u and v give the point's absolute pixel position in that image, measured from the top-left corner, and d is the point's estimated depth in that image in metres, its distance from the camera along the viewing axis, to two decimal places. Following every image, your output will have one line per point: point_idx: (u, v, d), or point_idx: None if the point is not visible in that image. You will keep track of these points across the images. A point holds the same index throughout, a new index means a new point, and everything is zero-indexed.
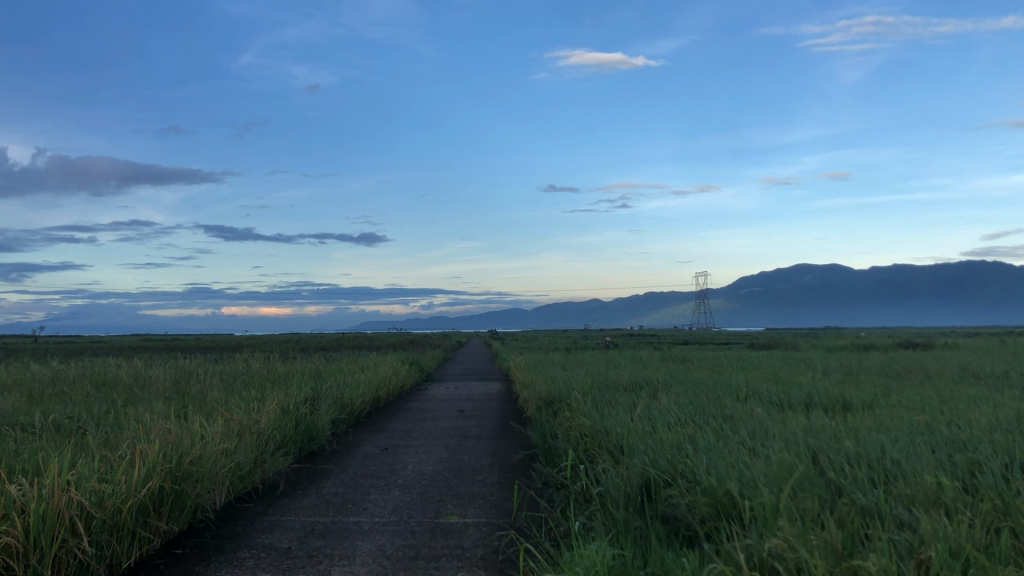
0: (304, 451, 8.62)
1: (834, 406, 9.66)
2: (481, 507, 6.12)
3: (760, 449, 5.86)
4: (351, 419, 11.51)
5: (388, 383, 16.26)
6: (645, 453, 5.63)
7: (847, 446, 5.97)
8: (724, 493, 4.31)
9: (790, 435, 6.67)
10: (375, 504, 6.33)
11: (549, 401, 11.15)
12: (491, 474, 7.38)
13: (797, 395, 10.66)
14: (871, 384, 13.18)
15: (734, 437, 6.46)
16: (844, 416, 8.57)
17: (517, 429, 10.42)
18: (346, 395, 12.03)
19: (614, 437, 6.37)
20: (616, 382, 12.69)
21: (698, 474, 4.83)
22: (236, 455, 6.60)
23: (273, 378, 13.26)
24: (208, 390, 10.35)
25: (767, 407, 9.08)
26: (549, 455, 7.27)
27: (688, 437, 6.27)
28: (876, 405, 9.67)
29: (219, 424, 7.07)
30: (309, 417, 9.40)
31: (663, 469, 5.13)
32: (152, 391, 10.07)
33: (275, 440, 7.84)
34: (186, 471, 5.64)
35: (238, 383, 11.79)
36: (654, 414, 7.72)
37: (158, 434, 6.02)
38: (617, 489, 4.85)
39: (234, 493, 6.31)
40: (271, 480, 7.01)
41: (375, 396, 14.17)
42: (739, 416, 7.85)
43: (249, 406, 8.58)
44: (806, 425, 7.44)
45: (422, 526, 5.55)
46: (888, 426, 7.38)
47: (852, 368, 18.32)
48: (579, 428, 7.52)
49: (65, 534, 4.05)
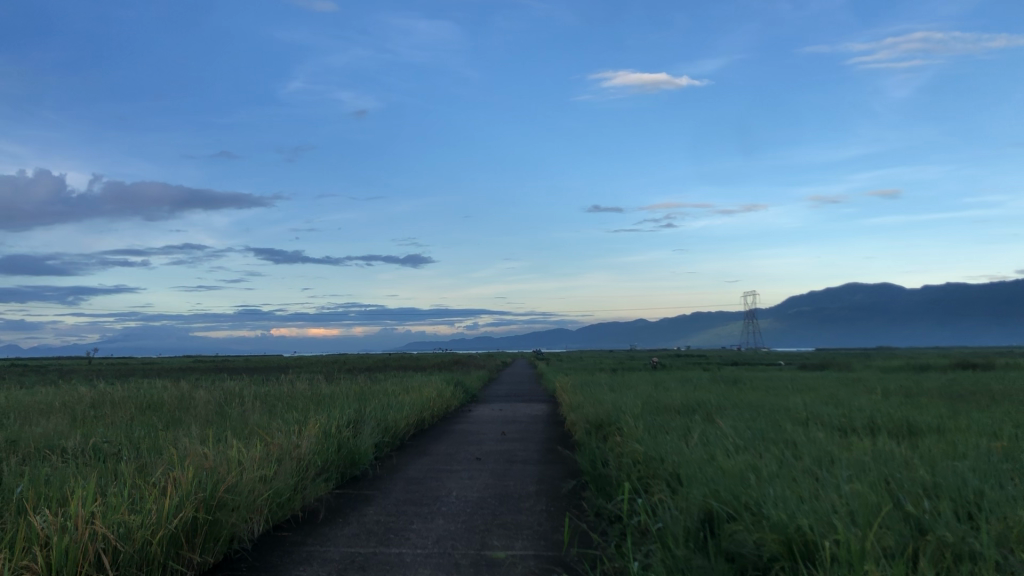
0: (347, 476, 8.39)
1: (899, 430, 9.21)
2: (529, 538, 5.81)
3: (829, 478, 5.47)
4: (394, 441, 11.26)
5: (433, 405, 16.03)
6: (704, 483, 5.29)
7: (923, 475, 5.55)
8: (796, 530, 3.97)
9: (858, 463, 6.26)
10: (418, 533, 6.05)
11: (597, 425, 10.81)
12: (539, 503, 7.07)
13: (859, 419, 10.16)
14: (937, 407, 12.58)
15: (800, 465, 6.07)
16: (912, 441, 8.11)
17: (565, 453, 10.09)
18: (389, 417, 11.79)
19: (670, 465, 6.04)
20: (667, 405, 12.27)
21: (765, 508, 4.47)
22: (274, 482, 6.37)
23: (317, 400, 13.09)
24: (250, 412, 10.17)
25: (829, 432, 8.63)
26: (601, 482, 6.94)
27: (749, 466, 5.90)
28: (945, 429, 9.19)
29: (257, 449, 6.88)
30: (351, 440, 9.16)
31: (726, 501, 4.80)
32: (195, 414, 9.92)
33: (316, 464, 7.62)
34: (221, 499, 5.42)
35: (281, 406, 11.61)
36: (711, 440, 7.35)
37: (194, 460, 5.82)
38: (676, 523, 4.52)
39: (272, 522, 6.07)
40: (311, 508, 6.76)
41: (419, 418, 13.93)
42: (801, 442, 7.44)
43: (290, 429, 8.36)
44: (873, 451, 7.01)
45: (466, 559, 5.26)
46: (962, 452, 6.92)
47: (910, 389, 17.69)
48: (631, 454, 7.18)
49: (88, 567, 3.83)
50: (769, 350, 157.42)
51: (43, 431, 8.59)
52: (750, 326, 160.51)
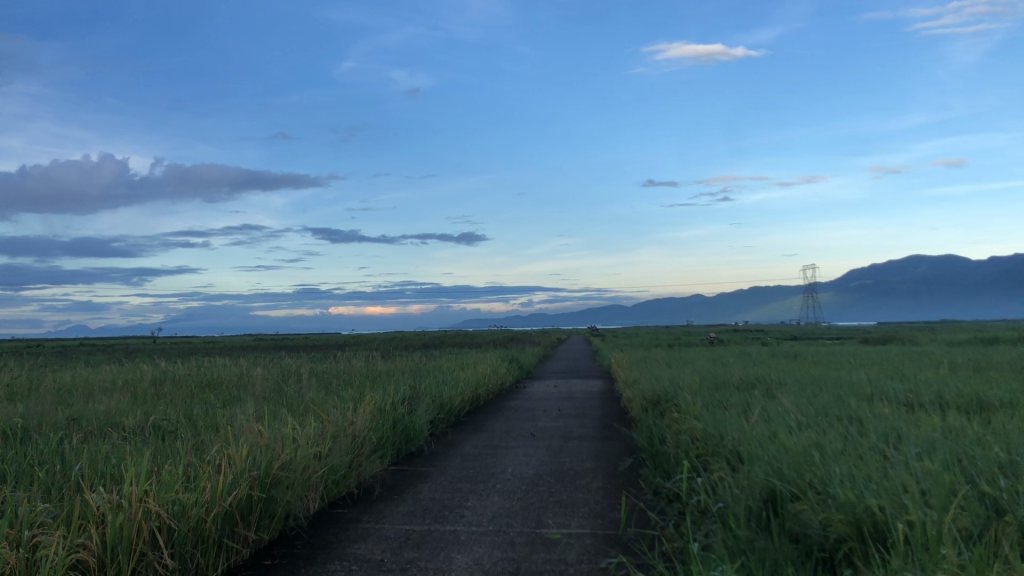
0: (402, 453, 8.37)
1: (970, 405, 8.88)
2: (586, 516, 5.71)
3: (898, 455, 5.26)
4: (449, 418, 11.24)
5: (488, 382, 15.99)
6: (766, 460, 5.13)
7: (998, 452, 5.31)
8: (865, 511, 3.81)
9: (930, 439, 6.02)
10: (473, 511, 5.99)
11: (654, 401, 10.64)
12: (596, 480, 6.97)
13: (926, 394, 9.84)
14: (1008, 381, 12.15)
15: (867, 442, 5.85)
16: (985, 416, 7.81)
17: (621, 431, 9.96)
18: (445, 394, 11.77)
19: (731, 442, 5.88)
20: (725, 381, 12.05)
21: (832, 487, 4.30)
22: (329, 458, 6.36)
23: (373, 377, 13.13)
24: (306, 389, 10.21)
25: (896, 407, 8.36)
26: (659, 459, 6.80)
27: (813, 443, 5.70)
28: (1018, 404, 8.85)
29: (312, 426, 6.88)
30: (406, 417, 9.14)
31: (790, 480, 4.64)
32: (252, 391, 9.99)
33: (371, 441, 7.61)
34: (276, 477, 5.40)
35: (337, 383, 11.65)
36: (772, 417, 7.17)
37: (249, 438, 5.83)
38: (737, 502, 4.38)
39: (327, 498, 6.06)
40: (367, 484, 6.76)
41: (475, 394, 13.90)
42: (867, 418, 7.21)
43: (345, 406, 8.36)
44: (944, 426, 6.75)
45: (522, 537, 5.17)
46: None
47: (979, 363, 17.16)
48: (690, 431, 7.02)
49: (143, 546, 3.82)
50: (830, 324, 154.61)
51: (105, 409, 8.73)
52: (809, 300, 157.69)
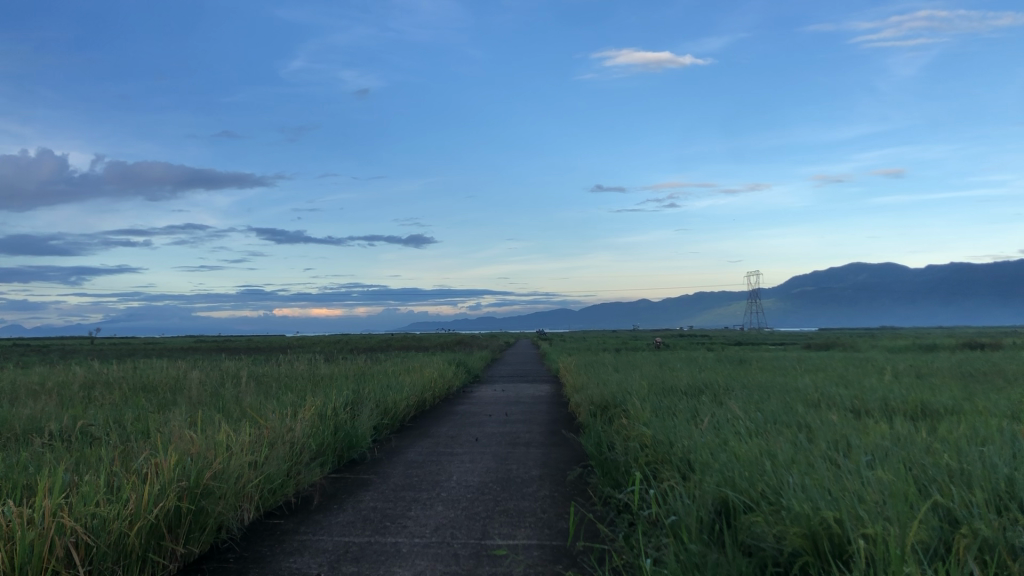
0: (344, 460, 8.11)
1: (915, 412, 8.93)
2: (533, 526, 5.54)
3: (850, 464, 5.19)
4: (394, 423, 10.99)
5: (434, 386, 15.75)
6: (718, 469, 5.02)
7: (948, 460, 5.28)
8: (821, 523, 3.72)
9: (879, 447, 5.98)
10: (416, 521, 5.77)
11: (602, 406, 10.53)
12: (543, 488, 6.81)
13: (871, 401, 9.86)
14: (950, 388, 12.25)
15: (818, 450, 5.77)
16: (930, 424, 7.84)
17: (569, 437, 9.82)
18: (389, 399, 11.51)
19: (681, 450, 5.76)
20: (673, 386, 11.98)
21: (785, 498, 4.20)
22: (265, 467, 6.10)
23: (315, 381, 12.80)
24: (244, 393, 9.86)
25: (843, 414, 8.34)
26: (608, 467, 6.65)
27: (764, 451, 5.61)
28: (961, 411, 8.92)
29: (248, 433, 6.59)
30: (349, 423, 8.87)
31: (742, 490, 4.54)
32: (187, 395, 9.62)
33: (311, 449, 7.34)
34: (207, 487, 5.12)
35: (277, 387, 11.31)
36: (721, 423, 7.09)
37: (180, 445, 5.54)
38: (689, 513, 4.25)
39: (263, 509, 5.79)
40: (305, 493, 6.49)
41: (420, 399, 13.63)
42: (816, 425, 7.17)
43: (284, 411, 8.07)
44: (892, 434, 6.73)
45: (467, 549, 4.98)
46: (983, 435, 6.65)
47: (920, 370, 17.42)
48: (639, 437, 6.89)
49: (55, 564, 3.55)
50: (773, 330, 157.03)
51: (30, 413, 8.31)
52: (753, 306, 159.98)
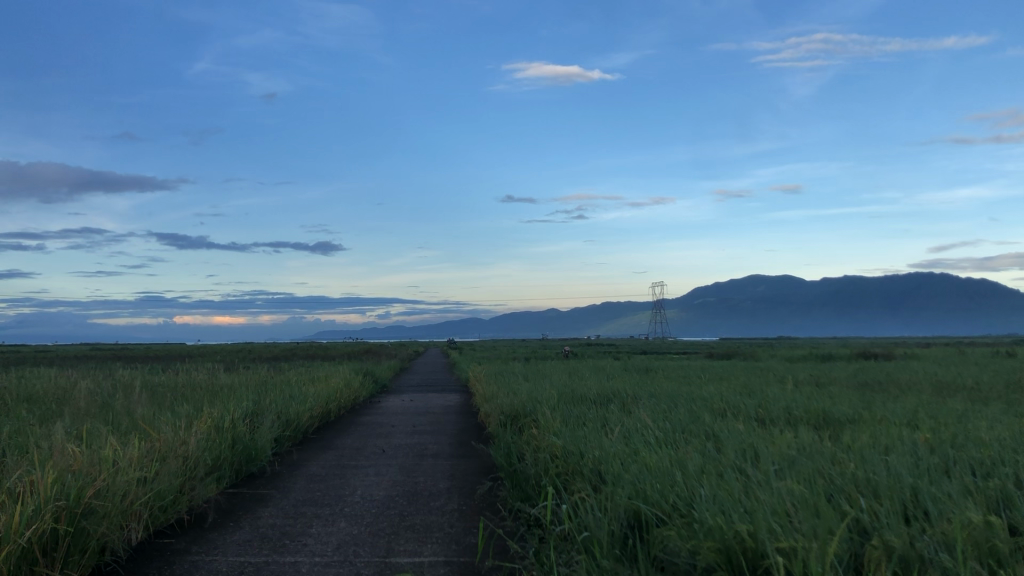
0: (242, 474, 7.75)
1: (819, 421, 9.07)
2: (440, 542, 5.36)
3: (758, 474, 5.18)
4: (297, 435, 10.64)
5: (340, 396, 15.37)
6: (630, 479, 4.94)
7: (854, 470, 5.33)
8: (735, 537, 3.67)
9: (786, 456, 6.01)
10: (317, 539, 5.50)
11: (512, 416, 10.41)
12: (451, 502, 6.63)
13: (775, 410, 9.99)
14: (849, 397, 12.53)
15: (727, 460, 5.75)
16: (833, 432, 7.97)
17: (477, 448, 9.66)
18: (291, 409, 11.13)
19: (591, 460, 5.66)
20: (583, 396, 11.92)
21: (697, 510, 4.13)
22: (155, 483, 5.73)
23: (214, 391, 12.31)
24: (136, 404, 9.37)
25: (749, 423, 8.41)
26: (517, 479, 6.50)
27: (674, 461, 5.56)
28: (861, 419, 9.12)
29: (138, 447, 6.21)
30: (248, 435, 8.51)
31: (654, 501, 4.46)
32: (73, 406, 9.09)
33: (206, 463, 6.97)
34: (90, 505, 4.76)
35: (172, 398, 10.81)
36: (631, 433, 7.03)
37: (60, 460, 5.16)
38: (601, 526, 4.14)
39: (152, 527, 5.43)
40: (199, 510, 6.14)
41: (325, 410, 13.26)
42: (723, 434, 7.18)
43: (177, 424, 7.67)
44: (798, 443, 6.79)
45: (369, 568, 4.75)
46: (885, 443, 6.76)
47: (820, 379, 17.86)
48: (549, 448, 6.77)
49: None
50: (678, 340, 160.05)
51: None
52: (659, 316, 162.75)
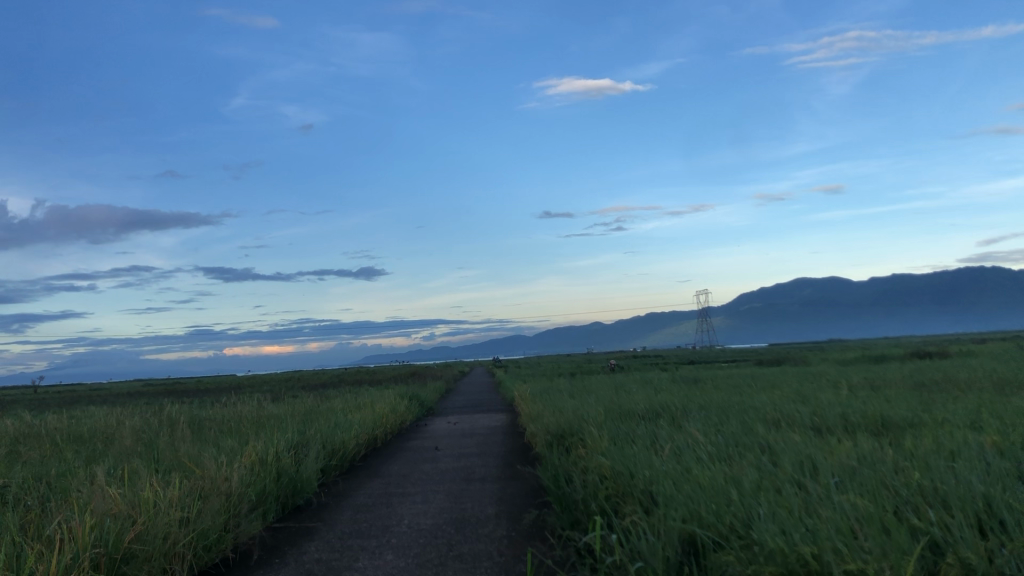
0: (288, 507, 7.66)
1: (877, 427, 8.75)
2: (488, 572, 5.19)
3: (817, 488, 4.94)
4: (343, 464, 10.54)
5: (385, 422, 15.28)
6: (682, 501, 4.73)
7: (920, 478, 5.07)
8: (798, 560, 3.46)
9: (846, 467, 5.75)
10: (363, 573, 5.36)
11: (559, 435, 10.22)
12: (499, 528, 6.45)
13: (831, 417, 9.67)
14: (907, 399, 12.12)
15: (784, 474, 5.51)
16: (893, 438, 7.66)
17: (525, 470, 9.47)
18: (336, 438, 11.05)
19: (641, 481, 5.46)
20: (630, 411, 11.69)
21: (756, 531, 3.92)
22: (198, 523, 5.64)
23: (259, 423, 12.28)
24: (180, 440, 9.34)
25: (805, 432, 8.12)
26: (566, 503, 6.31)
27: (728, 478, 5.34)
28: (922, 422, 8.77)
29: (179, 487, 6.14)
30: (293, 467, 8.42)
31: (710, 524, 4.26)
32: (119, 446, 9.08)
33: (250, 498, 6.87)
34: (129, 551, 4.66)
35: (217, 432, 10.79)
36: (681, 449, 6.81)
37: (100, 503, 5.09)
38: (655, 553, 3.95)
39: (197, 568, 5.33)
40: (244, 547, 6.04)
41: (371, 437, 13.17)
42: (778, 446, 6.93)
43: (220, 460, 7.60)
44: (857, 452, 6.51)
45: None
46: (950, 448, 6.46)
47: (874, 382, 17.42)
48: (597, 469, 6.58)
49: None
50: (726, 348, 158.14)
51: None
52: (705, 324, 160.91)
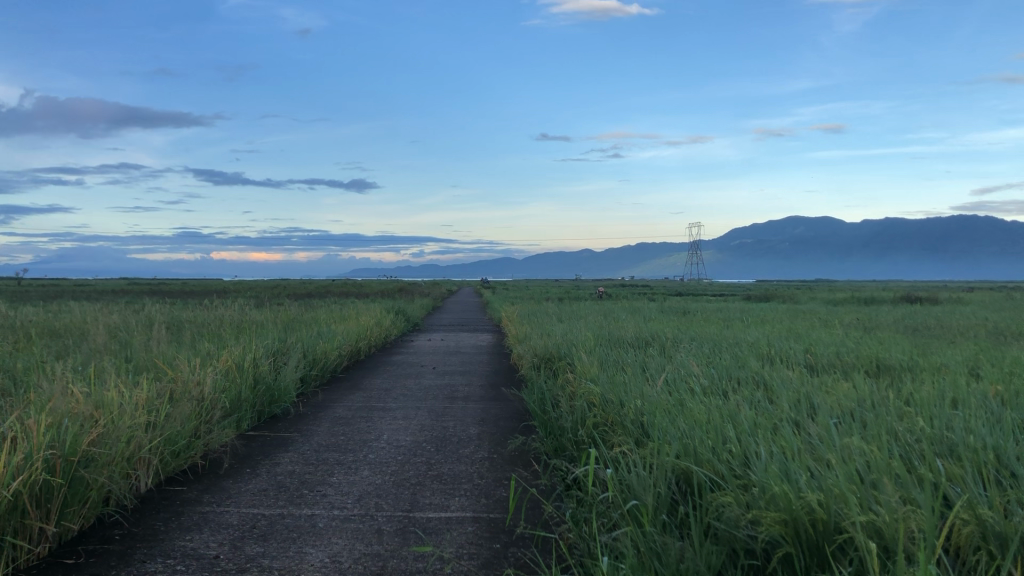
0: (264, 416, 7.43)
1: (872, 369, 8.58)
2: (468, 495, 4.96)
3: (818, 430, 4.70)
4: (324, 375, 10.35)
5: (370, 335, 15.11)
6: (677, 434, 4.48)
7: (923, 424, 4.85)
8: (803, 508, 3.21)
9: (844, 409, 5.53)
10: (337, 489, 5.13)
11: (546, 358, 10.04)
12: (480, 449, 6.24)
13: (824, 356, 9.48)
14: (902, 342, 11.98)
15: (781, 412, 5.28)
16: (891, 382, 7.46)
17: (510, 392, 9.28)
18: (318, 348, 10.85)
19: (632, 411, 5.22)
20: (620, 338, 11.50)
21: (757, 472, 3.68)
22: (165, 428, 5.39)
23: (240, 327, 12.07)
24: (156, 339, 9.10)
25: (801, 370, 7.91)
26: (552, 429, 6.08)
27: (723, 413, 5.09)
28: (918, 367, 8.58)
29: (149, 389, 5.89)
30: (272, 376, 8.19)
31: (707, 461, 4.01)
32: (93, 342, 8.84)
33: (224, 405, 6.64)
34: (88, 455, 4.40)
35: (197, 335, 10.56)
36: (674, 381, 6.58)
37: (60, 401, 4.83)
38: (646, 488, 3.70)
39: (163, 475, 5.10)
40: (214, 455, 5.81)
41: (354, 349, 12.99)
42: (773, 382, 6.71)
43: (195, 363, 7.35)
44: (854, 393, 6.29)
45: (392, 524, 4.35)
46: (952, 396, 6.24)
47: (866, 323, 17.30)
48: (587, 395, 6.34)
49: None
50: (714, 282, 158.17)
51: None
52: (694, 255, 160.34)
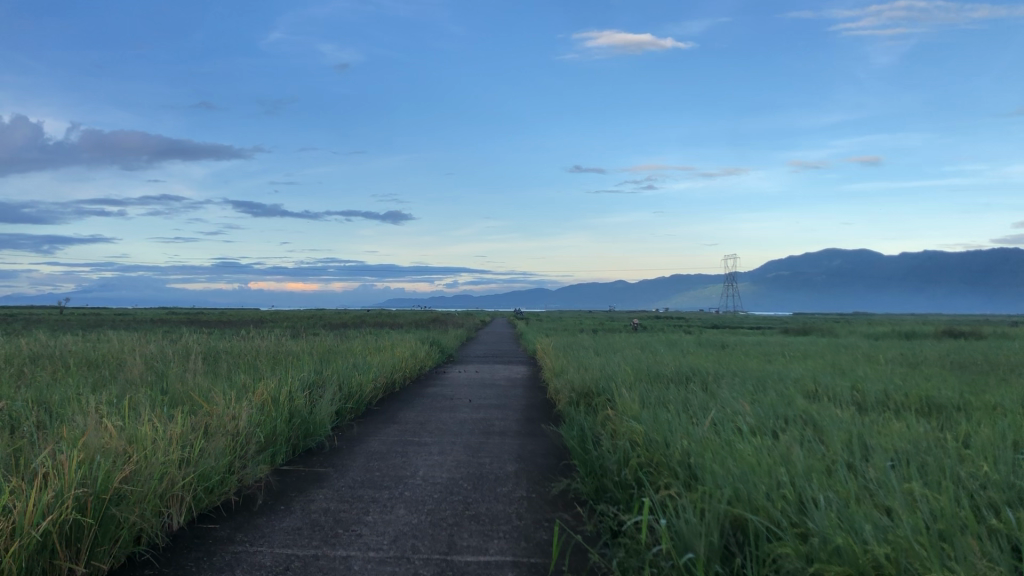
0: (299, 450, 7.32)
1: (922, 407, 8.27)
2: (507, 537, 4.79)
3: (876, 474, 4.46)
4: (358, 407, 10.23)
5: (405, 367, 14.95)
6: (726, 478, 4.27)
7: (987, 469, 4.59)
8: (870, 562, 3.00)
9: (900, 451, 5.29)
10: (372, 529, 4.98)
11: (584, 393, 9.83)
12: (519, 488, 6.05)
13: (872, 393, 9.16)
14: (951, 379, 11.57)
15: (833, 455, 5.05)
16: (944, 422, 7.15)
17: (547, 428, 9.09)
18: (354, 380, 10.73)
19: (678, 451, 5.02)
20: (658, 372, 11.25)
21: (816, 521, 3.48)
22: (199, 463, 5.29)
23: (275, 359, 12.00)
24: (192, 371, 9.04)
25: (848, 408, 7.63)
26: (593, 469, 5.88)
27: (773, 454, 4.88)
28: (971, 407, 8.24)
29: (183, 424, 5.80)
30: (307, 409, 8.08)
31: (760, 507, 3.81)
32: (129, 373, 8.80)
33: (259, 440, 6.53)
34: (120, 492, 4.30)
35: (232, 366, 10.49)
36: (719, 420, 6.35)
37: (93, 436, 4.75)
38: (699, 537, 3.51)
39: (196, 511, 4.99)
40: (249, 491, 5.69)
41: (389, 381, 12.86)
42: (822, 421, 6.45)
43: (231, 396, 7.27)
44: (908, 433, 6.02)
45: (429, 567, 4.18)
46: (1013, 438, 5.95)
47: (910, 358, 16.84)
48: (629, 433, 6.13)
49: None
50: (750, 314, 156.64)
51: None
52: (730, 287, 158.96)
